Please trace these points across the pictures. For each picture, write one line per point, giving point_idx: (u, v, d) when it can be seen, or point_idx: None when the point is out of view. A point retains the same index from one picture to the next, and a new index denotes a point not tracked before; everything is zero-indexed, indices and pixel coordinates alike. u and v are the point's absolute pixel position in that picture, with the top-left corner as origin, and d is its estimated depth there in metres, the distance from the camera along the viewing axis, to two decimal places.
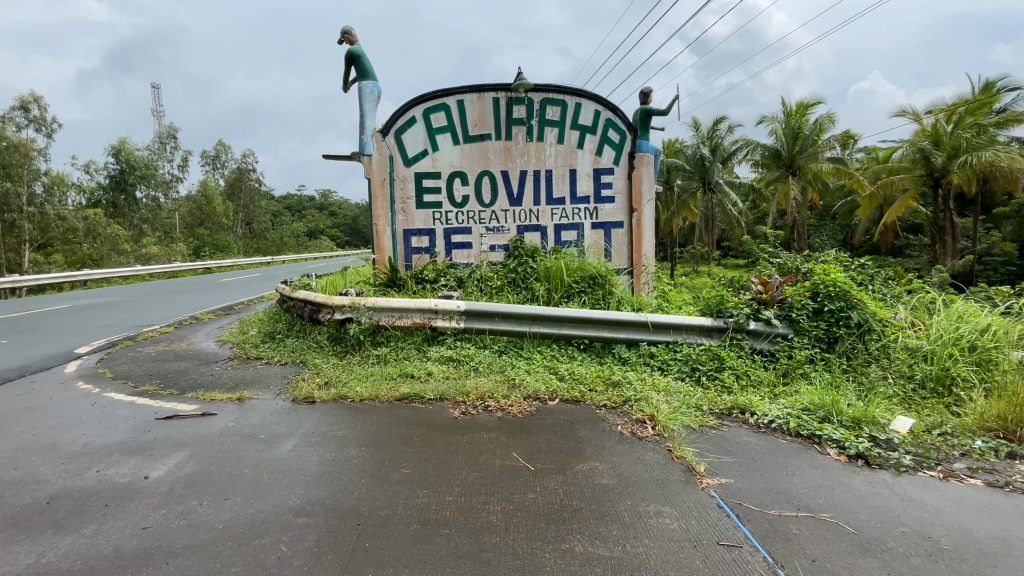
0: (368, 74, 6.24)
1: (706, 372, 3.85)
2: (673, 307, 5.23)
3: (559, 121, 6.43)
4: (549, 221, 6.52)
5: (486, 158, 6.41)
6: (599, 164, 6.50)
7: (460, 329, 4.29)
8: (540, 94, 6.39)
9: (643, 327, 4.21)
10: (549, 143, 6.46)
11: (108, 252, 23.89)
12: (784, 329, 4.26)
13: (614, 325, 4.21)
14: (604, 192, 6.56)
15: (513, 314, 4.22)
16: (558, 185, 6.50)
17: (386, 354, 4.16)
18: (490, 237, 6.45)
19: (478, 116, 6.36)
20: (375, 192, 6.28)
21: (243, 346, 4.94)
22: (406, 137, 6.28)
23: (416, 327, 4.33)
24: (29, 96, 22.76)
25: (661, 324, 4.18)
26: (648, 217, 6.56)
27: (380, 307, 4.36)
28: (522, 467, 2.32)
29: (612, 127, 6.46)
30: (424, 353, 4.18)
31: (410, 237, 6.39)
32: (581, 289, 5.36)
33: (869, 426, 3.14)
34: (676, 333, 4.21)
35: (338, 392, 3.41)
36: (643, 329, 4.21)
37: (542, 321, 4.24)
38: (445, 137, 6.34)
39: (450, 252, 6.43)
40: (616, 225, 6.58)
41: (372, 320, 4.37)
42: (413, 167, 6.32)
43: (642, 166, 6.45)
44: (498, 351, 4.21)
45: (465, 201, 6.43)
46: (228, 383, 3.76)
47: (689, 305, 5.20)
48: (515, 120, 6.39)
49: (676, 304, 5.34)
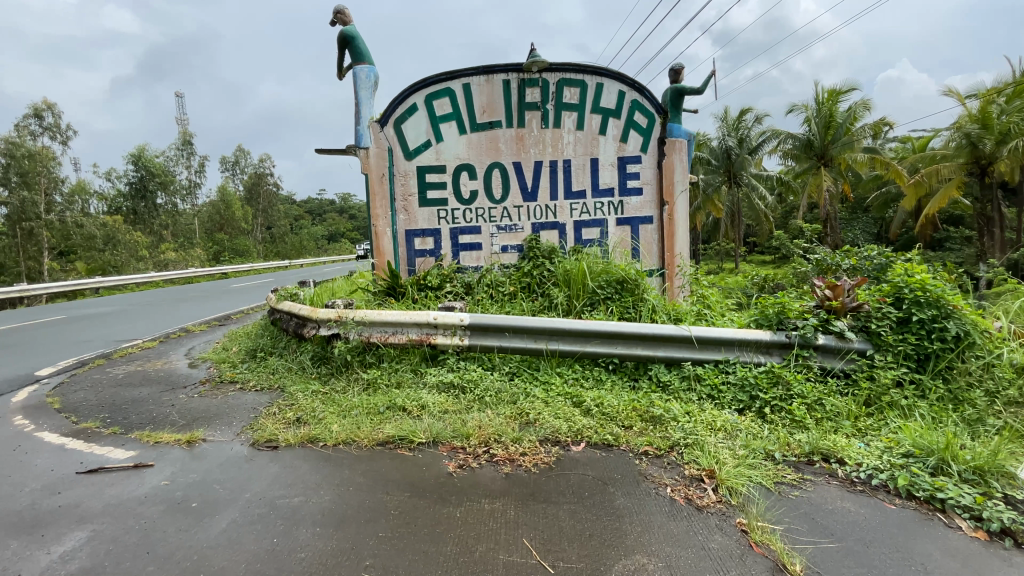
0: (363, 58, 5.60)
1: (768, 401, 3.08)
2: (717, 316, 4.44)
3: (578, 104, 5.71)
4: (568, 218, 5.79)
5: (496, 148, 5.72)
6: (624, 152, 5.78)
7: (463, 347, 3.59)
8: (556, 74, 5.67)
9: (685, 344, 3.45)
10: (567, 129, 5.74)
11: (126, 259, 23.86)
12: (862, 344, 3.47)
13: (649, 339, 3.46)
14: (630, 184, 5.82)
15: (527, 329, 3.51)
16: (578, 176, 5.78)
17: (375, 378, 3.47)
18: (502, 237, 5.75)
19: (486, 101, 5.66)
20: (372, 189, 5.62)
21: (220, 367, 4.34)
22: (407, 127, 5.61)
23: (412, 345, 3.65)
24: (44, 104, 22.96)
25: (708, 340, 3.42)
26: (681, 211, 5.80)
27: (370, 321, 3.72)
28: (533, 568, 1.61)
29: (639, 110, 5.73)
30: (420, 376, 3.49)
31: (413, 238, 5.72)
32: (609, 295, 4.59)
33: (998, 480, 2.31)
34: (727, 349, 3.46)
35: (308, 432, 2.73)
36: (684, 345, 3.46)
37: (562, 337, 3.52)
38: (450, 126, 5.66)
39: (458, 254, 5.75)
40: (644, 220, 5.83)
41: (361, 336, 3.73)
42: (415, 161, 5.65)
43: (673, 153, 5.71)
44: (508, 374, 3.50)
45: (474, 197, 5.74)
46: (183, 419, 3.13)
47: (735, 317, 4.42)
48: (528, 105, 5.68)
49: (719, 314, 4.53)
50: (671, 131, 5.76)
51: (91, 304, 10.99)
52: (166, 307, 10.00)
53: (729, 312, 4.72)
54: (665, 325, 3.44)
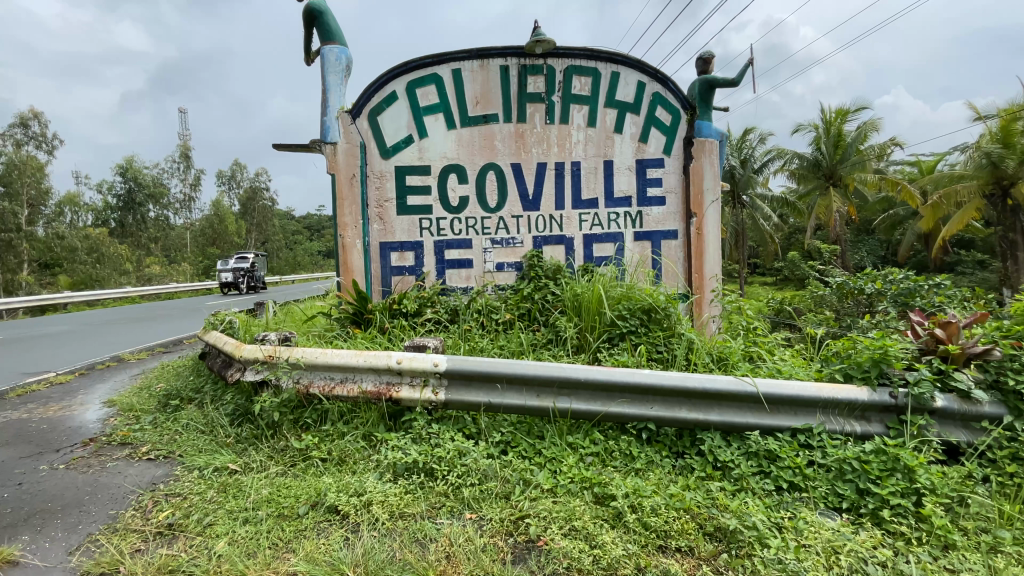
0: (333, 37, 4.68)
1: (886, 501, 2.09)
2: (769, 358, 3.45)
3: (590, 97, 4.79)
4: (576, 231, 4.82)
5: (491, 147, 4.76)
6: (643, 154, 4.85)
7: (436, 404, 2.58)
8: (564, 59, 4.75)
9: (748, 405, 2.50)
10: (577, 126, 4.81)
11: (109, 274, 22.77)
12: (995, 408, 2.51)
13: (696, 396, 2.50)
14: (650, 192, 4.87)
15: (526, 379, 2.51)
16: (589, 182, 4.82)
17: (315, 446, 2.51)
18: (497, 252, 4.77)
19: (480, 91, 4.72)
20: (339, 192, 4.61)
21: (122, 418, 3.31)
22: (384, 120, 4.65)
23: (367, 399, 2.65)
24: (28, 112, 22.24)
25: (779, 402, 2.51)
26: (712, 224, 4.85)
27: (310, 363, 2.73)
28: None
29: (662, 104, 4.82)
30: (376, 446, 2.49)
31: (388, 252, 4.70)
32: (636, 329, 3.51)
33: None
34: (803, 415, 2.53)
35: (169, 561, 1.71)
36: (746, 407, 2.51)
37: (575, 392, 2.53)
38: (436, 119, 4.70)
39: (443, 273, 4.75)
40: (667, 235, 4.87)
41: (296, 384, 2.74)
42: (393, 160, 4.68)
43: (702, 155, 4.81)
44: (499, 445, 2.46)
45: (463, 204, 4.75)
46: (10, 523, 2.13)
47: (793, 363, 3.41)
48: (530, 96, 4.75)
49: (768, 355, 3.53)
50: (700, 130, 4.83)
51: (34, 323, 9.78)
52: (115, 329, 8.86)
53: (780, 353, 3.71)
54: (720, 377, 2.48)
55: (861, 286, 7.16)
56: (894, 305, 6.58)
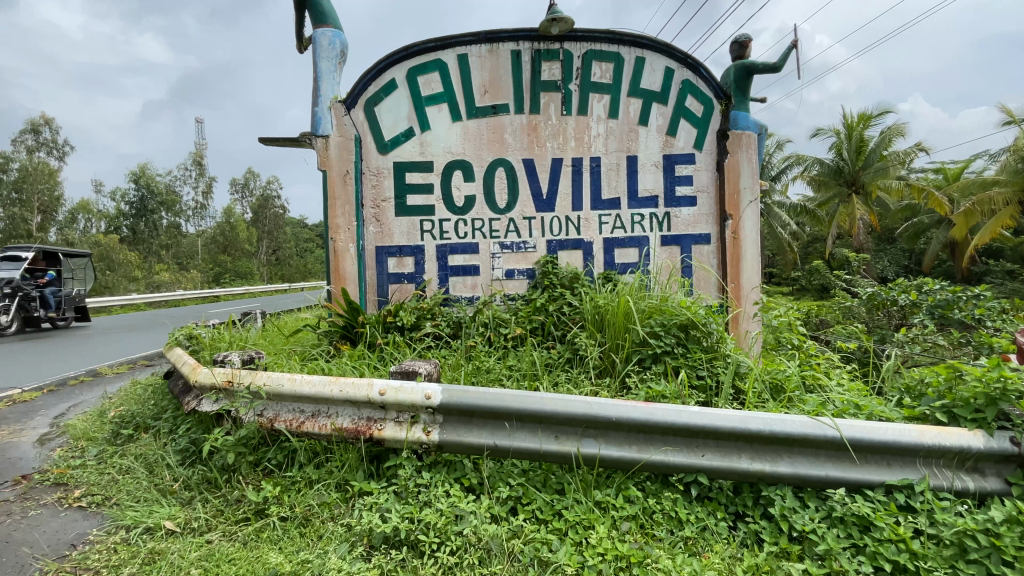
0: (326, 19, 4.22)
1: None
2: (828, 387, 2.89)
3: (611, 85, 4.27)
4: (596, 235, 4.29)
5: (500, 141, 4.26)
6: (672, 149, 4.32)
7: (430, 447, 2.07)
8: (583, 43, 4.25)
9: (824, 454, 1.99)
10: (597, 118, 4.29)
11: (118, 280, 22.61)
12: None
13: (758, 440, 1.97)
14: (679, 191, 4.33)
15: (543, 417, 1.99)
16: (611, 180, 4.30)
17: (281, 498, 2.02)
18: (506, 258, 4.25)
19: (488, 78, 4.22)
20: (330, 190, 4.11)
21: (65, 450, 2.81)
22: (381, 110, 4.16)
23: (345, 438, 2.15)
24: (42, 119, 22.34)
25: (867, 453, 1.99)
26: (750, 227, 4.29)
27: (275, 394, 2.24)
28: None
29: (693, 93, 4.29)
30: (355, 502, 1.99)
31: (386, 258, 4.20)
32: (674, 348, 2.91)
33: None
34: (896, 468, 2.01)
35: None
36: (823, 457, 1.99)
37: (605, 434, 2.01)
38: (440, 110, 4.20)
39: (446, 281, 4.23)
40: (699, 239, 4.32)
41: (261, 418, 2.27)
42: (391, 155, 4.19)
43: (739, 150, 4.25)
44: (508, 501, 1.94)
45: (469, 204, 4.24)
46: None
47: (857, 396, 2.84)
48: (544, 84, 4.24)
49: (824, 383, 2.96)
50: (737, 121, 4.28)
51: (18, 333, 9.29)
52: (100, 339, 8.39)
53: (838, 380, 3.14)
54: (790, 418, 1.98)
55: (895, 297, 6.60)
56: (932, 318, 6.03)
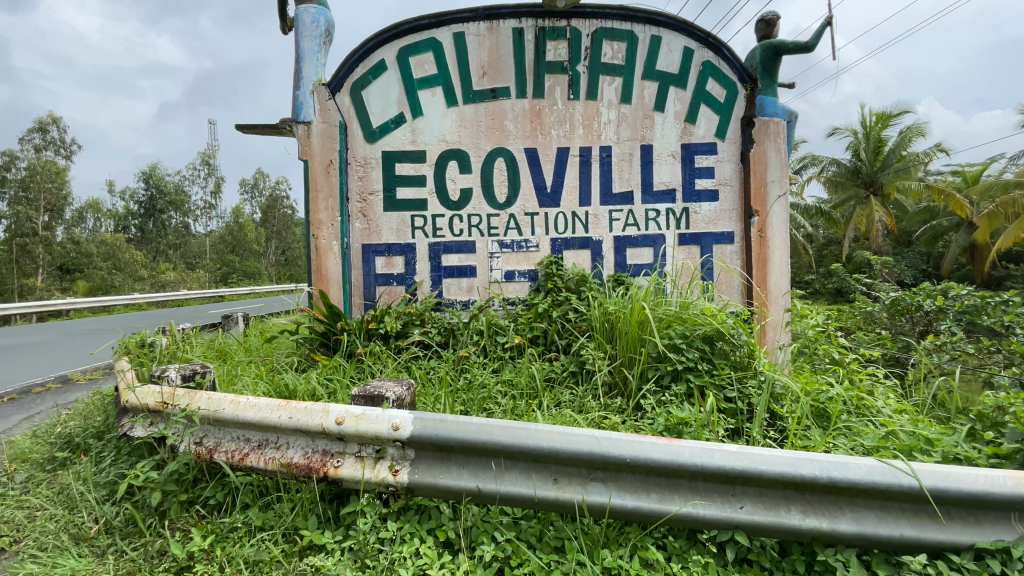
0: None
1: None
2: (877, 412, 2.46)
3: (624, 66, 3.85)
4: (605, 233, 3.87)
5: (500, 128, 3.85)
6: (691, 138, 3.89)
7: (398, 490, 1.66)
8: (592, 21, 3.83)
9: (895, 507, 1.57)
10: (607, 103, 3.87)
11: (124, 280, 22.48)
12: None
13: (812, 489, 1.55)
14: (699, 184, 3.89)
15: (540, 457, 1.59)
16: (622, 172, 3.88)
17: (212, 552, 1.66)
18: (506, 258, 3.84)
19: (487, 59, 3.82)
20: (312, 182, 3.73)
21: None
22: (369, 94, 3.78)
23: (295, 476, 1.75)
24: (50, 118, 22.34)
25: (954, 508, 1.56)
26: (778, 225, 3.84)
27: (215, 419, 1.88)
28: None
29: (715, 76, 3.85)
30: (302, 560, 1.59)
31: (373, 257, 3.81)
32: (698, 364, 2.48)
33: None
34: (992, 528, 1.56)
35: None
36: (893, 511, 1.56)
37: (617, 479, 1.59)
38: (433, 94, 3.81)
39: (439, 283, 3.83)
40: (721, 238, 3.89)
41: (199, 447, 1.90)
42: (379, 144, 3.80)
43: (765, 138, 3.82)
44: (495, 563, 1.54)
45: (465, 198, 3.84)
46: None
47: (915, 425, 2.38)
48: (549, 66, 3.83)
49: (871, 406, 2.52)
50: (764, 107, 3.85)
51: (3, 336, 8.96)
52: (85, 343, 8.07)
53: (884, 400, 2.70)
54: (855, 462, 1.56)
55: (919, 303, 6.07)
56: (959, 325, 5.52)
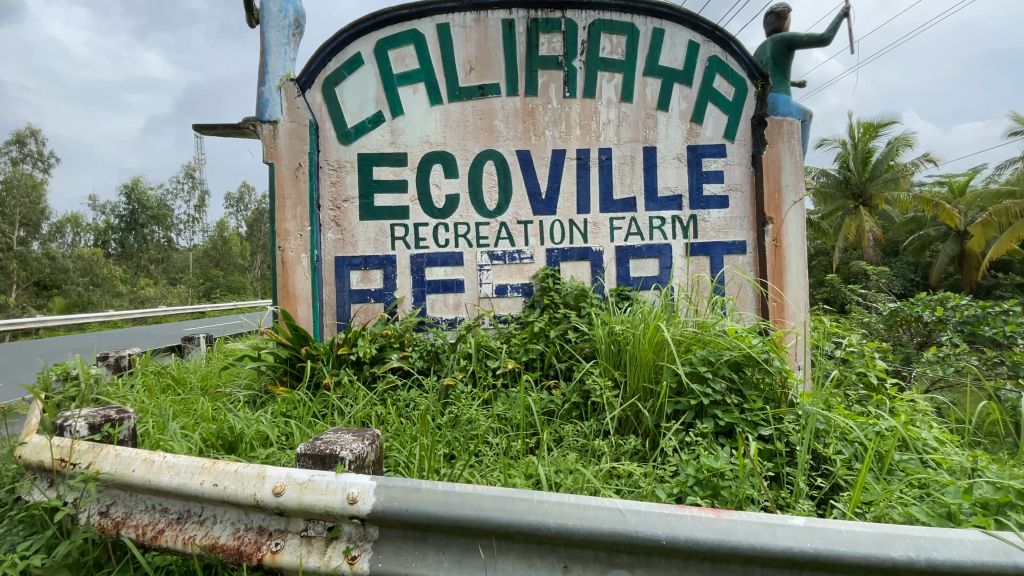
0: None
1: None
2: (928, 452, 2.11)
3: (624, 61, 3.52)
4: (606, 243, 3.50)
5: (489, 128, 3.49)
6: (697, 139, 3.55)
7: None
8: (589, 12, 3.51)
9: None
10: (606, 101, 3.53)
11: (101, 296, 21.72)
12: None
13: None
14: (707, 189, 3.55)
15: (547, 539, 1.21)
16: (624, 176, 3.53)
17: None
18: (496, 271, 3.46)
19: (475, 53, 3.47)
20: (278, 188, 3.34)
21: None
22: (343, 91, 3.41)
23: (222, 561, 1.34)
24: (27, 130, 21.72)
25: None
26: (794, 232, 3.50)
27: (122, 484, 1.46)
28: None
29: (723, 72, 3.53)
30: None
31: (347, 271, 3.41)
32: (726, 398, 2.10)
33: None
34: None
35: None
36: None
37: (648, 565, 1.20)
38: (415, 91, 3.45)
39: (422, 300, 3.43)
40: (733, 248, 3.55)
41: (103, 519, 1.48)
42: (355, 146, 3.42)
43: (779, 140, 3.50)
44: None
45: (451, 205, 3.46)
46: None
47: (977, 466, 2.03)
48: (543, 60, 3.49)
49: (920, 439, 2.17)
50: (776, 105, 3.55)
51: None
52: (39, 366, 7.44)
53: (929, 431, 2.35)
54: (959, 539, 1.18)
55: (919, 313, 5.75)
56: (961, 336, 5.23)
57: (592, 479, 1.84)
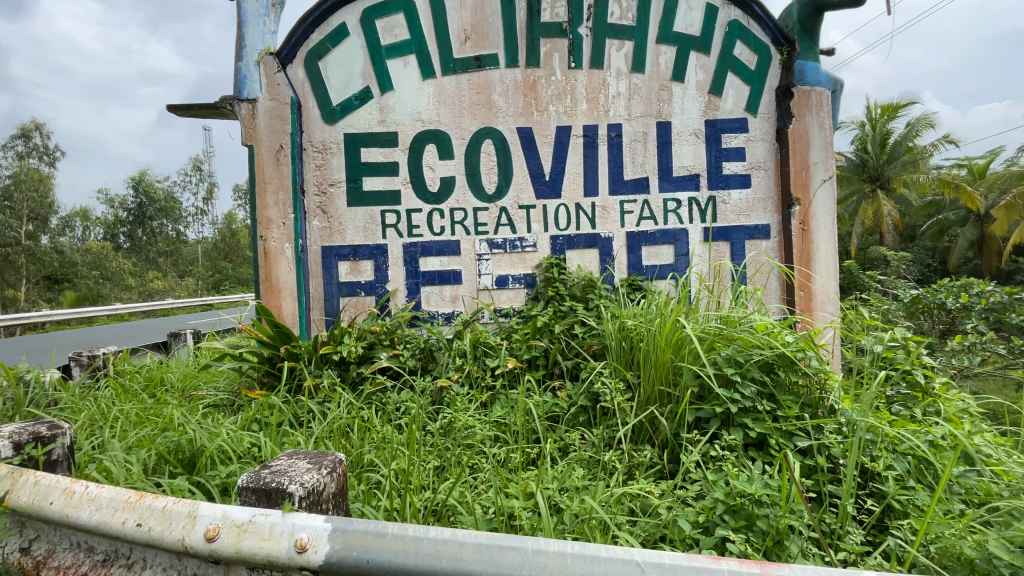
0: None
1: None
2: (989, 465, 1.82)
3: (635, 27, 3.20)
4: (616, 228, 3.21)
5: (487, 104, 3.19)
6: (716, 113, 3.23)
7: None
8: None
9: None
10: (616, 72, 3.22)
11: (110, 290, 21.78)
12: None
13: None
14: (727, 167, 3.23)
15: None
16: (635, 154, 3.22)
17: None
18: (496, 261, 3.18)
19: (470, 21, 3.17)
20: (258, 172, 3.08)
21: None
22: (327, 65, 3.13)
23: None
24: (32, 123, 21.65)
25: None
26: (824, 214, 3.19)
27: (39, 519, 1.22)
28: None
29: (745, 37, 3.19)
30: None
31: (336, 261, 3.15)
32: (758, 405, 1.83)
33: None
34: None
35: None
36: None
37: None
38: (406, 64, 3.16)
39: (417, 293, 3.18)
40: (756, 232, 3.24)
41: (20, 559, 1.24)
42: (341, 125, 3.15)
43: (807, 112, 3.17)
44: None
45: (446, 190, 3.19)
46: None
47: None
48: (546, 27, 3.18)
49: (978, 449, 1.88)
50: (804, 74, 3.19)
51: None
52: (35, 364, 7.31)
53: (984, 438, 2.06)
54: None
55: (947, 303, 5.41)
56: (992, 327, 4.88)
57: (599, 501, 1.59)
